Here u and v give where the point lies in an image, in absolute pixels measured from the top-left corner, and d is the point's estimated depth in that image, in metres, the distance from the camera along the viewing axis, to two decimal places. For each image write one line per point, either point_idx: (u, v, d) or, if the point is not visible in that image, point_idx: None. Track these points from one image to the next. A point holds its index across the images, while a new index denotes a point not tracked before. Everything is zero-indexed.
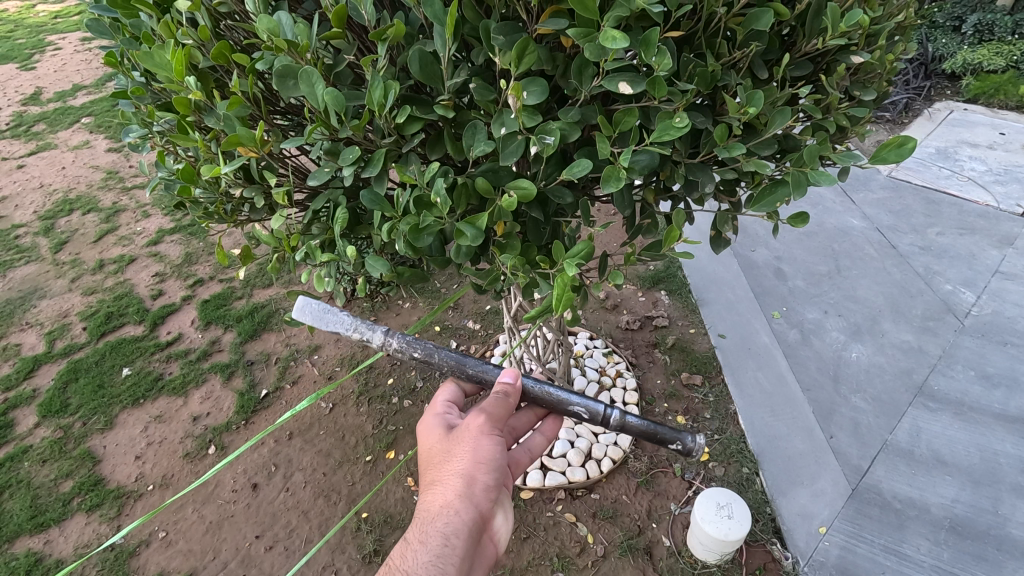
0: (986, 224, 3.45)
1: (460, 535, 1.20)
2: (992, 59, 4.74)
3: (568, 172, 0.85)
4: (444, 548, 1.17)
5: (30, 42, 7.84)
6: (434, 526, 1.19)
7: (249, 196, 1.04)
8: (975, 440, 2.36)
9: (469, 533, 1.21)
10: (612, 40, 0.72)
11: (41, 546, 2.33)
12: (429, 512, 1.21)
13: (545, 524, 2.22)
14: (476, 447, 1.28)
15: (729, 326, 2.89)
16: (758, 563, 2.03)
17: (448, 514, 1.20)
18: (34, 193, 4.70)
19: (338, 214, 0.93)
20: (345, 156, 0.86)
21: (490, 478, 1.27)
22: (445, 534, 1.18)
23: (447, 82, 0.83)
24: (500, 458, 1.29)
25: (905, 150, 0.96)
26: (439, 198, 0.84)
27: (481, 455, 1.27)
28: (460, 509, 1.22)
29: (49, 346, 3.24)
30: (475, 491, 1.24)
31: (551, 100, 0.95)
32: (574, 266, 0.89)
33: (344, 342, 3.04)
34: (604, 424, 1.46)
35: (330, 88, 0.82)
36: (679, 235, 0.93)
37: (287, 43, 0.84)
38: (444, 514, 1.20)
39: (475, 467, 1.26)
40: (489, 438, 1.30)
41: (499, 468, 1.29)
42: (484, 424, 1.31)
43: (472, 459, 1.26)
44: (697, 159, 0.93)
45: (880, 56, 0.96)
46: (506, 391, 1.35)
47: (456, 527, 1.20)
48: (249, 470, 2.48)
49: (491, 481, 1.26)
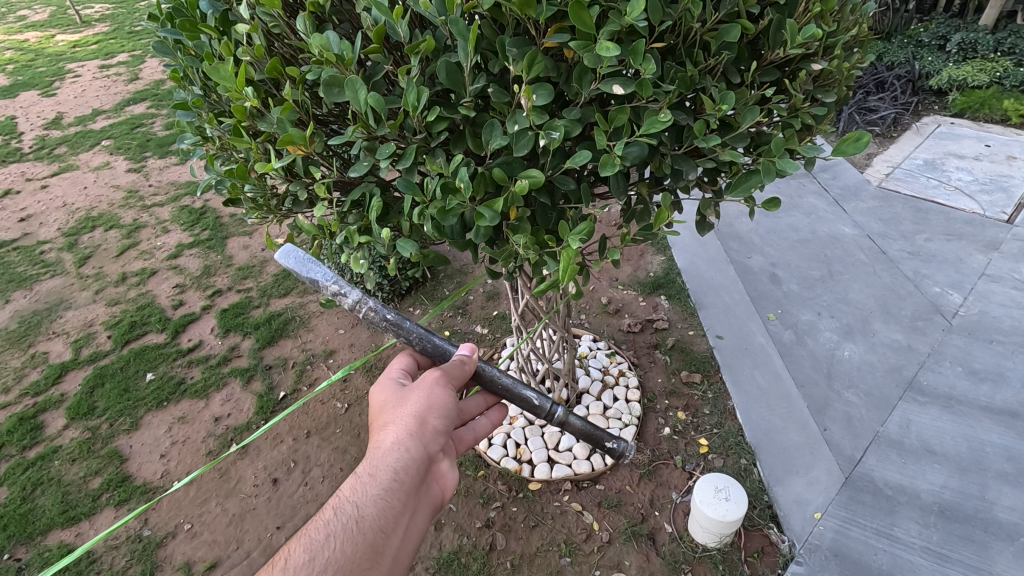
0: (972, 230, 3.59)
1: (410, 477, 1.21)
2: (976, 75, 4.95)
3: (571, 162, 1.00)
4: (393, 485, 1.18)
5: (50, 70, 8.16)
6: (384, 467, 1.19)
7: (293, 189, 1.20)
8: (961, 430, 2.47)
9: (420, 475, 1.23)
10: (606, 50, 0.88)
11: (72, 538, 2.44)
12: (380, 451, 1.22)
13: (552, 513, 2.33)
14: (429, 393, 1.30)
15: (726, 327, 3.02)
16: (757, 546, 2.14)
17: (400, 454, 1.21)
18: (58, 212, 4.90)
19: (374, 202, 1.08)
20: (382, 151, 1.02)
21: (440, 422, 1.28)
22: (395, 472, 1.19)
23: (469, 87, 0.99)
24: (454, 411, 1.31)
25: (861, 143, 1.11)
26: (463, 184, 0.99)
27: (434, 401, 1.29)
28: (410, 450, 1.22)
29: (76, 353, 3.39)
30: (426, 435, 1.26)
31: (555, 106, 1.11)
32: (577, 242, 1.04)
33: (357, 346, 3.18)
34: (550, 419, 1.64)
35: (371, 92, 0.97)
36: (666, 216, 1.08)
37: (336, 57, 1.00)
38: (394, 453, 1.21)
39: (427, 413, 1.28)
40: (444, 388, 1.32)
41: (449, 416, 1.31)
42: (440, 372, 1.34)
43: (424, 405, 1.28)
44: (680, 151, 1.09)
45: (837, 64, 1.12)
46: (462, 360, 1.38)
47: (405, 468, 1.21)
48: (269, 465, 2.60)
49: (441, 427, 1.29)
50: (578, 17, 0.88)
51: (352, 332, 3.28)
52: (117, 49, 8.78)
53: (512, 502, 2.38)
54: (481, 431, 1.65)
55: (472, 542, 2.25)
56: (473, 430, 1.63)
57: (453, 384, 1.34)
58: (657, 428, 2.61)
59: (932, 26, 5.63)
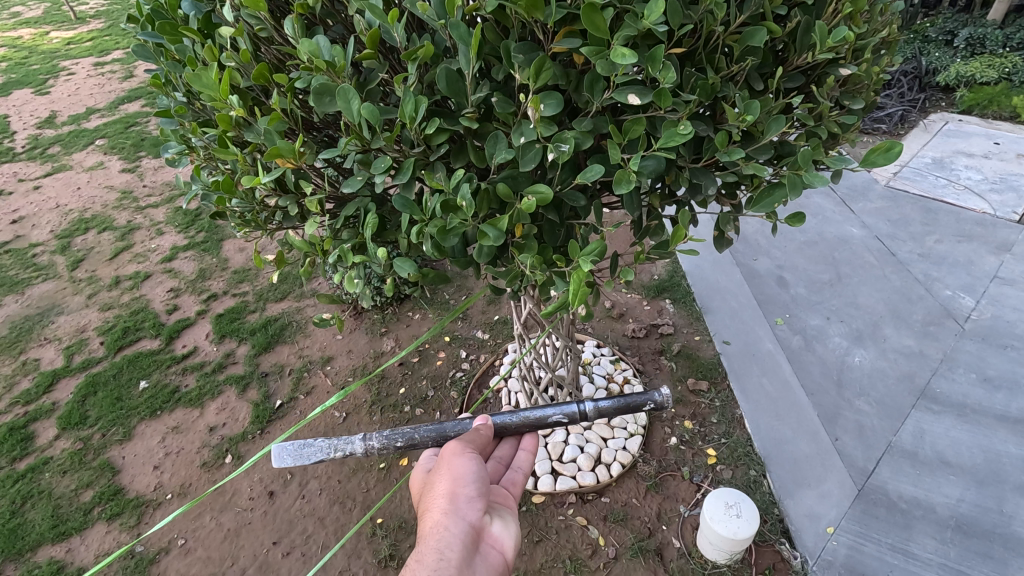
0: (983, 231, 3.52)
1: (456, 549, 1.15)
2: (985, 72, 4.85)
3: (582, 177, 0.92)
4: (441, 561, 1.11)
5: (44, 68, 8.06)
6: (427, 547, 1.14)
7: (283, 204, 1.12)
8: (976, 440, 2.41)
9: (467, 545, 1.17)
10: (622, 57, 0.80)
11: (63, 554, 2.37)
12: (421, 536, 1.17)
13: (556, 527, 2.26)
14: (452, 466, 1.29)
15: (733, 333, 2.94)
16: (768, 563, 2.08)
17: (439, 530, 1.17)
18: (51, 213, 4.81)
19: (369, 219, 1.01)
20: (377, 165, 0.94)
21: (472, 490, 1.25)
22: (440, 549, 1.13)
23: (471, 97, 0.92)
24: (484, 475, 1.28)
25: (892, 153, 1.02)
26: (465, 202, 0.91)
27: (459, 472, 1.27)
28: (449, 524, 1.18)
29: (68, 360, 3.32)
30: (461, 505, 1.22)
31: (563, 114, 1.03)
32: (588, 263, 0.96)
33: (356, 353, 3.10)
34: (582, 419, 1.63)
35: (365, 103, 0.89)
36: (684, 234, 1.02)
37: (326, 64, 0.92)
38: (434, 531, 1.16)
39: (455, 485, 1.25)
40: (466, 458, 1.31)
41: (479, 480, 1.28)
42: (458, 445, 1.35)
43: (451, 478, 1.26)
44: (699, 164, 1.01)
45: (867, 68, 1.04)
46: (478, 428, 1.46)
47: (447, 541, 1.15)
48: (265, 478, 2.53)
49: (475, 494, 1.25)
50: (590, 21, 0.81)
51: (350, 337, 3.21)
52: (112, 46, 8.68)
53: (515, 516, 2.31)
54: (527, 466, 1.63)
55: None
56: (521, 468, 1.62)
57: (474, 453, 1.34)
58: (663, 438, 2.54)
59: (938, 21, 5.54)
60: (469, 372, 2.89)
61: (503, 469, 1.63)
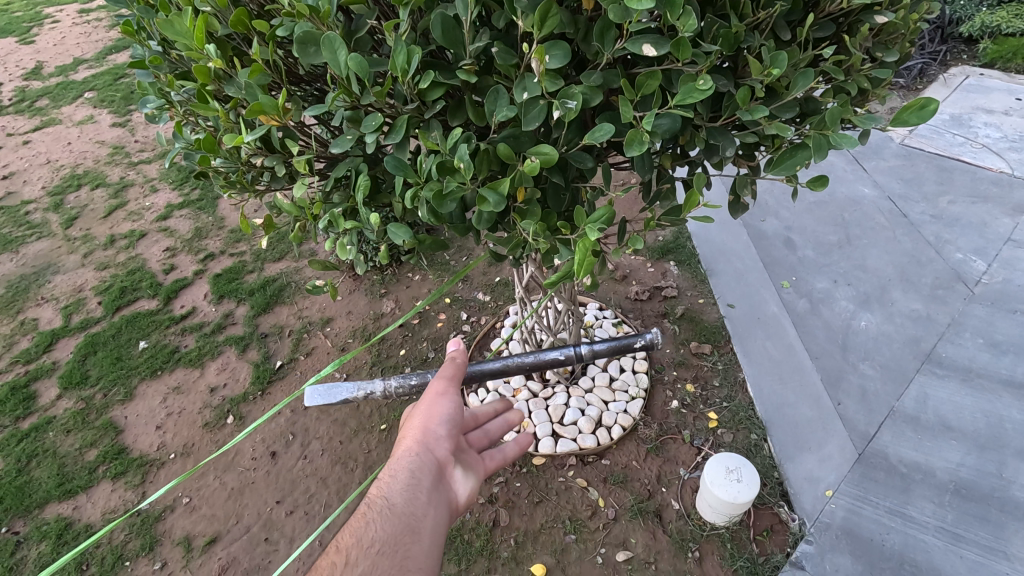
0: (999, 192, 3.41)
1: (423, 475, 1.28)
2: (1011, 22, 4.61)
3: (590, 137, 0.84)
4: (408, 483, 1.25)
5: (27, 15, 7.73)
6: (396, 469, 1.27)
7: (270, 164, 1.05)
8: (980, 405, 2.39)
9: (433, 473, 1.30)
10: (637, 2, 0.72)
11: (70, 512, 2.41)
12: (393, 458, 1.30)
13: (557, 489, 2.28)
14: (429, 405, 1.40)
15: (738, 295, 2.90)
16: (766, 525, 2.10)
17: (409, 458, 1.30)
18: (42, 169, 4.70)
19: (361, 182, 0.94)
20: (368, 123, 0.87)
21: (442, 429, 1.37)
22: (407, 473, 1.26)
23: (469, 47, 0.84)
24: (458, 415, 1.40)
25: (926, 112, 0.94)
26: (462, 164, 0.84)
27: (434, 411, 1.38)
28: (419, 453, 1.31)
29: (66, 320, 3.29)
30: (432, 440, 1.34)
31: (570, 67, 0.95)
32: (596, 231, 0.90)
33: (355, 314, 3.07)
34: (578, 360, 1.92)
35: (352, 54, 0.81)
36: (699, 201, 0.96)
37: (309, 9, 0.84)
38: (405, 456, 1.29)
39: (429, 422, 1.37)
40: (442, 400, 1.42)
41: (451, 422, 1.39)
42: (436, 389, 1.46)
43: (426, 415, 1.38)
44: (718, 123, 0.94)
45: (904, 16, 0.96)
46: (452, 355, 1.51)
47: (415, 467, 1.28)
48: (266, 439, 2.54)
49: (446, 432, 1.38)
50: None
51: (350, 298, 3.17)
52: None
53: (516, 477, 2.32)
54: (498, 439, 1.67)
55: (475, 518, 2.21)
56: (489, 435, 1.67)
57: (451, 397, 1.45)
58: (664, 401, 2.53)
59: None
60: (470, 335, 2.86)
61: (474, 428, 1.69)
